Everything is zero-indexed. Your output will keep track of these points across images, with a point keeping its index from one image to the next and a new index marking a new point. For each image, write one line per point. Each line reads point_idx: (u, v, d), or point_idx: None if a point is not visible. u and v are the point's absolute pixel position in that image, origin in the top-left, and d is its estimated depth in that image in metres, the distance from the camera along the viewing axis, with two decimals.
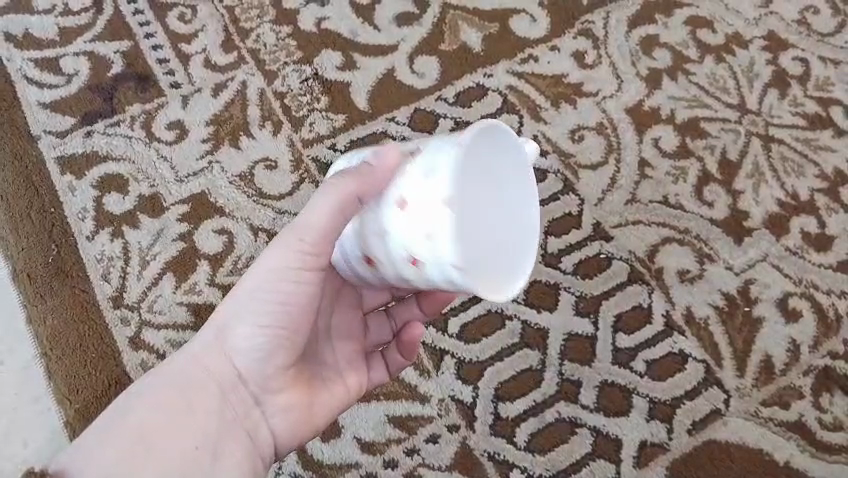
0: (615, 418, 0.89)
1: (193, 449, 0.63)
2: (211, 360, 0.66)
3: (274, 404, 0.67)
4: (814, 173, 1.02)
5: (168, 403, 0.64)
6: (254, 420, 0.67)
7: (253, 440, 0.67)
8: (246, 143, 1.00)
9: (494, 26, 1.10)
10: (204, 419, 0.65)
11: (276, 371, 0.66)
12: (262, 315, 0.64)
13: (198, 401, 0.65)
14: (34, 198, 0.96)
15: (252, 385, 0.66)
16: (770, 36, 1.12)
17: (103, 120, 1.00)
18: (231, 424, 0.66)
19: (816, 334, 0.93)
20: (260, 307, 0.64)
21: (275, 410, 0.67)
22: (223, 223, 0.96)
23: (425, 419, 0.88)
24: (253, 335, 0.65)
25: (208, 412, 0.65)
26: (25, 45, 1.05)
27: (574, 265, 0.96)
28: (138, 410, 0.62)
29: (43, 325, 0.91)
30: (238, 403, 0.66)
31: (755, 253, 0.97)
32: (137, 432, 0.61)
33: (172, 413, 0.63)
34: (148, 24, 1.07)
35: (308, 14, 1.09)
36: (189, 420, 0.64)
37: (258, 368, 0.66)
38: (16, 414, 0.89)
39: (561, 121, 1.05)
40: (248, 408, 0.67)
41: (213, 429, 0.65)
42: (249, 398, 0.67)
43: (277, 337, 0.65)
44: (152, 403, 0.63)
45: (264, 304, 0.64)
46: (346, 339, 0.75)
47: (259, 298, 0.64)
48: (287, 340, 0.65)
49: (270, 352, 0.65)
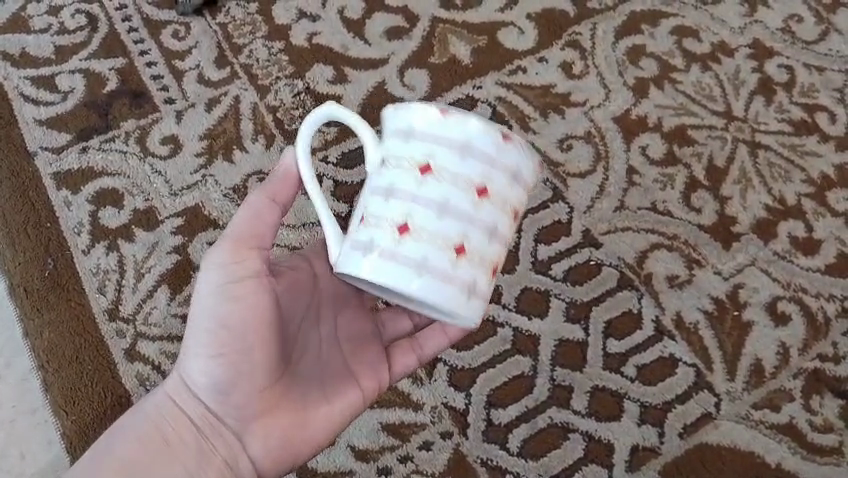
0: (607, 423, 0.90)
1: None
2: (182, 394, 0.67)
3: (254, 432, 0.68)
4: (801, 178, 1.04)
5: (145, 435, 0.66)
6: (235, 451, 0.68)
7: (238, 468, 0.68)
8: (240, 157, 1.02)
9: (482, 39, 1.12)
10: (184, 452, 0.66)
11: (248, 396, 0.66)
12: (209, 344, 0.65)
13: (176, 434, 0.67)
14: (31, 213, 0.97)
15: (228, 415, 0.67)
16: (755, 44, 1.14)
17: (99, 136, 1.02)
18: (212, 453, 0.67)
19: (805, 336, 0.94)
20: (206, 337, 0.65)
21: (261, 437, 0.68)
22: (218, 235, 0.97)
23: (419, 426, 0.89)
24: (218, 364, 0.65)
25: (187, 445, 0.67)
26: (22, 63, 1.06)
27: (565, 271, 0.97)
28: (121, 443, 0.65)
29: (39, 338, 0.92)
30: (218, 434, 0.67)
31: (743, 257, 0.98)
32: (118, 463, 0.63)
33: (149, 448, 0.66)
34: (143, 42, 1.09)
35: (300, 29, 1.11)
36: (169, 454, 0.66)
37: (229, 396, 0.66)
38: (13, 426, 0.90)
39: (550, 130, 1.06)
40: (228, 438, 0.67)
41: (192, 461, 0.66)
42: (228, 427, 0.67)
43: (235, 362, 0.65)
44: (130, 438, 0.66)
45: (209, 332, 0.65)
46: (358, 341, 0.73)
47: (204, 328, 0.65)
48: (243, 366, 0.65)
49: (238, 380, 0.66)
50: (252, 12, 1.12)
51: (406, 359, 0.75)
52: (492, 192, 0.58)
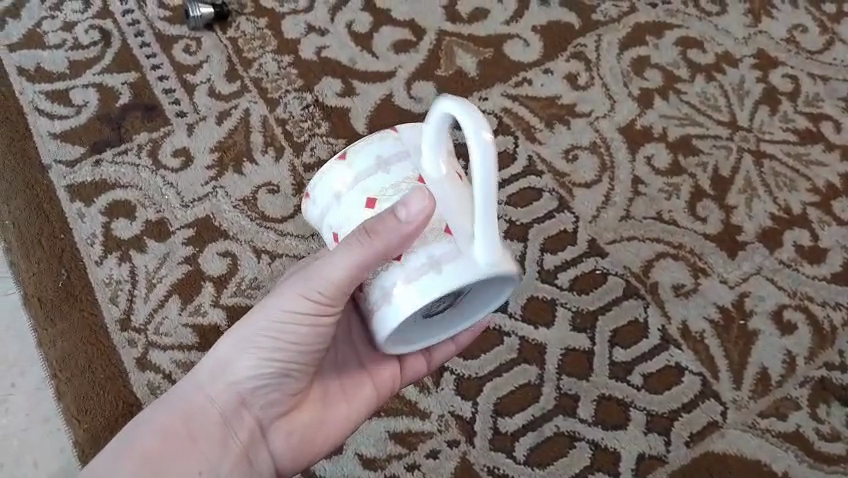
0: (613, 431, 0.90)
1: (197, 474, 0.64)
2: (210, 388, 0.67)
3: (278, 428, 0.69)
4: (806, 187, 1.04)
5: (171, 427, 0.65)
6: (257, 447, 0.68)
7: (256, 462, 0.68)
8: (250, 169, 1.04)
9: (488, 51, 1.13)
10: (207, 447, 0.66)
11: (283, 398, 0.68)
12: (265, 351, 0.65)
13: (202, 429, 0.66)
14: (45, 225, 0.99)
15: (257, 412, 0.68)
16: (759, 54, 1.15)
17: (112, 149, 1.04)
18: (235, 450, 0.67)
19: (811, 345, 0.94)
20: (264, 345, 0.64)
21: (284, 433, 0.69)
22: (227, 246, 0.98)
23: (426, 435, 0.89)
24: (259, 367, 0.65)
25: (213, 440, 0.66)
26: (37, 78, 1.09)
27: (570, 280, 0.98)
28: (148, 436, 0.64)
29: (53, 348, 0.93)
30: (243, 430, 0.67)
31: (749, 266, 0.99)
32: (147, 456, 0.62)
33: (176, 441, 0.64)
34: (155, 56, 1.11)
35: (309, 43, 1.13)
36: (196, 449, 0.65)
37: (262, 396, 0.67)
38: (26, 435, 0.91)
39: (555, 140, 1.07)
40: (251, 434, 0.68)
41: (217, 456, 0.66)
42: (253, 424, 0.68)
43: (284, 370, 0.66)
44: (155, 429, 0.64)
45: (267, 339, 0.64)
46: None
47: (260, 334, 0.64)
48: (291, 372, 0.66)
49: (276, 382, 0.66)
50: (261, 27, 1.14)
51: (418, 365, 0.76)
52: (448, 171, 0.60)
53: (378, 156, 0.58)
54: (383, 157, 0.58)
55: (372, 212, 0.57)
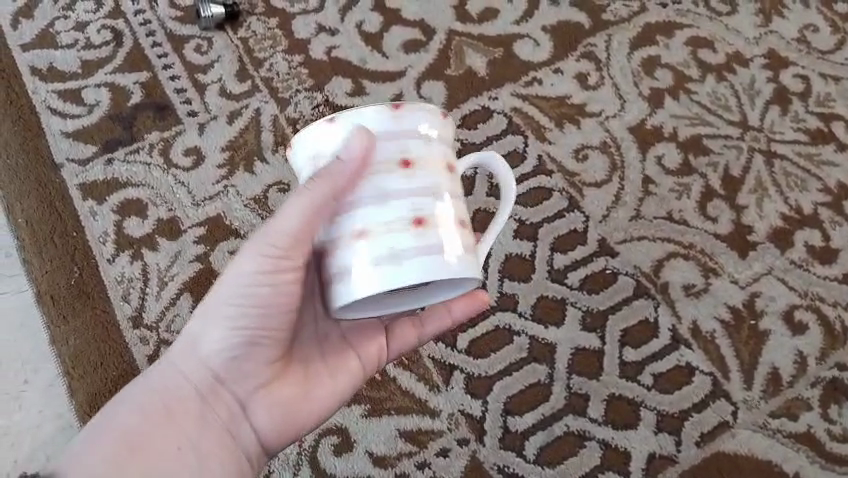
0: (624, 431, 0.90)
1: (177, 449, 0.63)
2: (185, 363, 0.67)
3: (258, 403, 0.68)
4: (817, 187, 1.04)
5: (149, 404, 0.65)
6: (238, 422, 0.68)
7: (239, 438, 0.68)
8: (260, 168, 1.04)
9: (498, 51, 1.14)
10: (187, 423, 0.65)
11: (261, 368, 0.67)
12: (235, 318, 0.65)
13: (177, 405, 0.66)
14: (58, 223, 1.00)
15: (235, 386, 0.68)
16: (770, 54, 1.15)
17: (124, 148, 1.05)
18: (214, 423, 0.67)
19: (823, 346, 0.94)
20: (232, 312, 0.65)
21: (265, 408, 0.68)
22: (238, 245, 0.99)
23: (436, 433, 0.89)
24: (229, 336, 0.66)
25: (189, 416, 0.66)
26: (50, 78, 1.09)
27: (580, 280, 0.97)
28: (123, 415, 0.63)
29: (65, 345, 0.94)
30: (221, 405, 0.67)
31: (760, 266, 0.99)
32: (124, 434, 0.61)
33: (151, 418, 0.64)
34: (166, 56, 1.11)
35: (319, 43, 1.13)
36: (173, 425, 0.64)
37: (238, 367, 0.67)
38: (38, 432, 0.92)
39: (565, 140, 1.07)
40: (231, 409, 0.68)
41: (194, 431, 0.65)
42: (232, 399, 0.68)
43: (254, 336, 0.66)
44: (130, 406, 0.64)
45: (233, 307, 0.65)
46: None
47: (228, 302, 0.65)
48: (263, 340, 0.66)
49: (248, 351, 0.67)
50: (272, 27, 1.14)
51: (406, 336, 0.77)
52: None
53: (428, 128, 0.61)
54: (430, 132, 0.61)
55: (405, 173, 0.59)
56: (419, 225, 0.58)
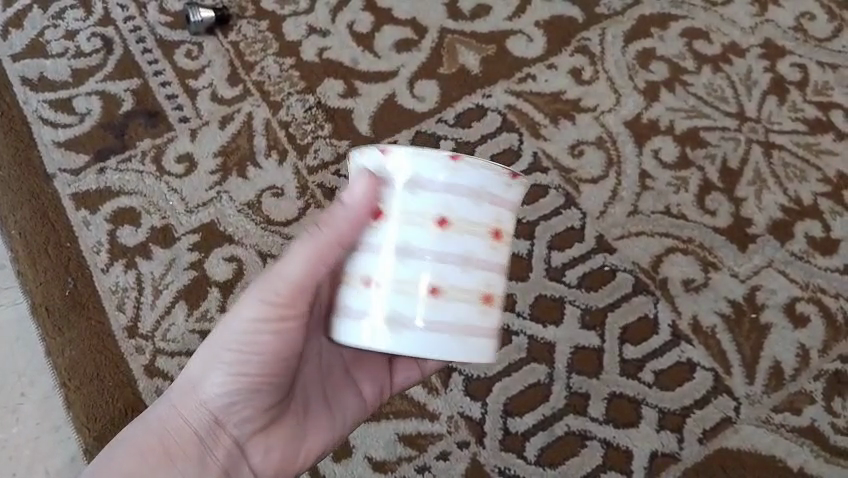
0: (625, 430, 0.89)
1: None
2: (187, 406, 0.66)
3: (259, 444, 0.67)
4: (817, 177, 1.03)
5: (148, 447, 0.63)
6: (236, 463, 0.66)
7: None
8: (253, 173, 1.03)
9: (491, 48, 1.13)
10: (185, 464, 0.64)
11: (260, 413, 0.66)
12: (229, 362, 0.64)
13: (177, 447, 0.64)
14: (51, 233, 0.99)
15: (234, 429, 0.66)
16: (766, 44, 1.14)
17: (115, 157, 1.04)
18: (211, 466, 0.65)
19: (825, 338, 0.93)
20: (226, 356, 0.63)
21: (265, 450, 0.67)
22: (232, 251, 0.99)
23: (435, 437, 0.88)
24: (231, 383, 0.64)
25: (186, 457, 0.64)
26: (40, 88, 1.09)
27: (578, 278, 0.96)
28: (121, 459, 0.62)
29: (61, 357, 0.93)
30: (221, 447, 0.66)
31: (760, 259, 0.98)
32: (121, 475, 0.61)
33: (151, 459, 0.63)
34: (156, 62, 1.11)
35: (310, 45, 1.13)
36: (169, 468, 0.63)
37: (238, 413, 0.65)
38: (37, 443, 0.92)
39: (561, 136, 1.06)
40: (231, 450, 0.66)
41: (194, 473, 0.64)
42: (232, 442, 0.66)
43: (255, 383, 0.64)
44: (123, 447, 0.63)
45: (230, 352, 0.63)
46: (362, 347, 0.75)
47: (223, 348, 0.64)
48: (264, 385, 0.64)
49: (250, 396, 0.65)
50: (263, 30, 1.14)
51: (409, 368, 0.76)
52: (504, 233, 0.57)
53: (498, 220, 0.57)
54: (501, 225, 0.57)
55: (436, 232, 0.54)
56: (432, 296, 0.55)
